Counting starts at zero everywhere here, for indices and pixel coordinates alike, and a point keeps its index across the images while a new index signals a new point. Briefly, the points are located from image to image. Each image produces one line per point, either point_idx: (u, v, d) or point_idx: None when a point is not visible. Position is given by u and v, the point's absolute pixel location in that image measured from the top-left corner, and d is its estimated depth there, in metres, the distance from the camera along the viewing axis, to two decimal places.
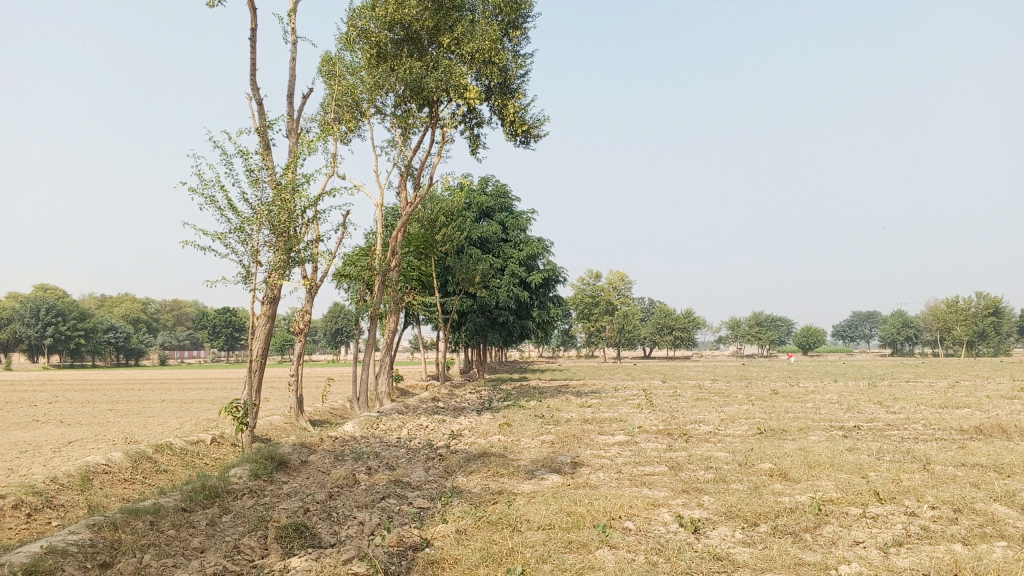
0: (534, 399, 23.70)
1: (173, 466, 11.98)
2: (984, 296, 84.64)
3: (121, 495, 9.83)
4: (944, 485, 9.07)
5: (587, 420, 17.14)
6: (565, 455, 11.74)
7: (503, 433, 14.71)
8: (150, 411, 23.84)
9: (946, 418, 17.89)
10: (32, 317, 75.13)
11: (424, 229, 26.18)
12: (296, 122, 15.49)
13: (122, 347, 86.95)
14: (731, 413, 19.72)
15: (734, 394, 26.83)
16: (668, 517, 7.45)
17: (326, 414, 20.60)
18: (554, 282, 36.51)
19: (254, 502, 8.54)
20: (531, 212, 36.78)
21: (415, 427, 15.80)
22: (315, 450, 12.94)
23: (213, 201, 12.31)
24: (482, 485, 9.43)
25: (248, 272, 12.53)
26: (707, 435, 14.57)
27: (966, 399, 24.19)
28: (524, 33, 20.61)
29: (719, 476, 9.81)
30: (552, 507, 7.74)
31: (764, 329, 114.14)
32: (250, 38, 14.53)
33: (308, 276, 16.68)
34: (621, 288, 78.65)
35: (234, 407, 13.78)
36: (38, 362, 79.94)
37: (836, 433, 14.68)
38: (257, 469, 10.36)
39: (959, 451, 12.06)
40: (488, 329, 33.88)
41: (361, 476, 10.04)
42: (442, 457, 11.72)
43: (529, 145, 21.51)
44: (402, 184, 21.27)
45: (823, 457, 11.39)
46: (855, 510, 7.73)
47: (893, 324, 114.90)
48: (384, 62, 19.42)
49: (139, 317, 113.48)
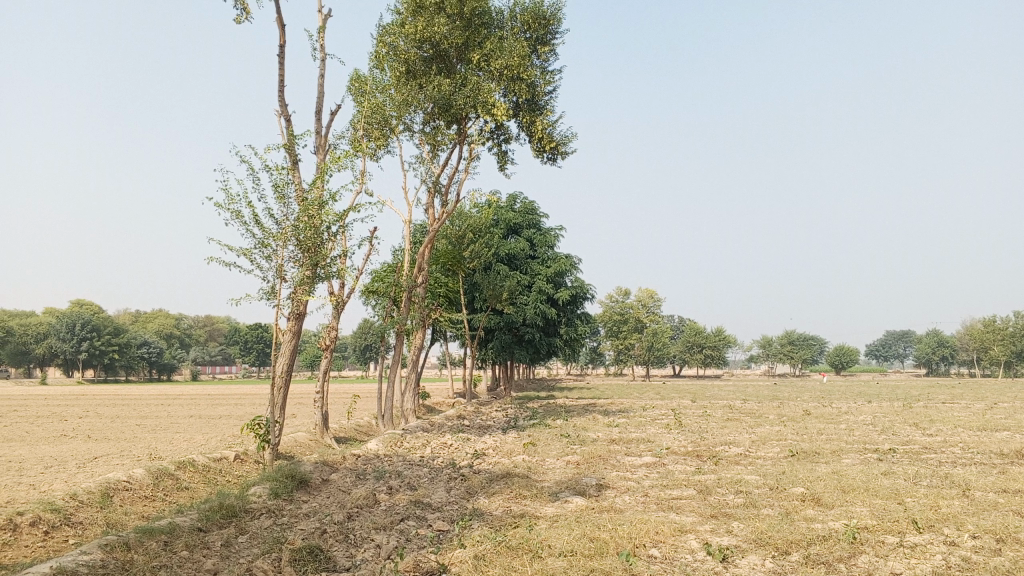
0: (561, 418, 23.41)
1: (195, 484, 11.91)
2: (1022, 316, 82.95)
3: (140, 513, 9.75)
4: (985, 513, 8.69)
5: (614, 440, 16.84)
6: (590, 477, 11.48)
7: (528, 453, 14.47)
8: (177, 427, 23.87)
9: (986, 441, 17.35)
10: (67, 332, 76.06)
11: (452, 246, 26.06)
12: (323, 139, 15.48)
13: (155, 362, 87.81)
14: (762, 434, 19.32)
15: (766, 415, 26.33)
16: (695, 545, 7.18)
17: (350, 432, 20.47)
18: (582, 299, 36.27)
19: (270, 523, 8.39)
20: (559, 229, 36.60)
21: (439, 445, 15.61)
22: (338, 468, 12.78)
23: (239, 216, 12.30)
24: (504, 508, 9.21)
25: (273, 289, 12.47)
26: (737, 457, 14.21)
27: (1006, 421, 23.48)
28: (553, 49, 20.48)
29: (749, 501, 9.50)
30: (574, 532, 7.50)
31: (796, 347, 112.64)
32: (278, 55, 14.58)
33: (334, 293, 16.61)
34: (650, 305, 77.97)
35: (256, 424, 13.68)
36: (72, 376, 80.98)
37: (871, 457, 14.25)
38: (277, 487, 10.22)
39: (1000, 476, 11.62)
40: (515, 346, 33.69)
41: (382, 496, 9.87)
42: (465, 477, 11.51)
43: (556, 162, 21.37)
44: (430, 200, 21.21)
45: (858, 481, 11.01)
46: (892, 539, 7.39)
47: (927, 343, 112.87)
48: (413, 79, 19.44)
49: (172, 333, 114.63)
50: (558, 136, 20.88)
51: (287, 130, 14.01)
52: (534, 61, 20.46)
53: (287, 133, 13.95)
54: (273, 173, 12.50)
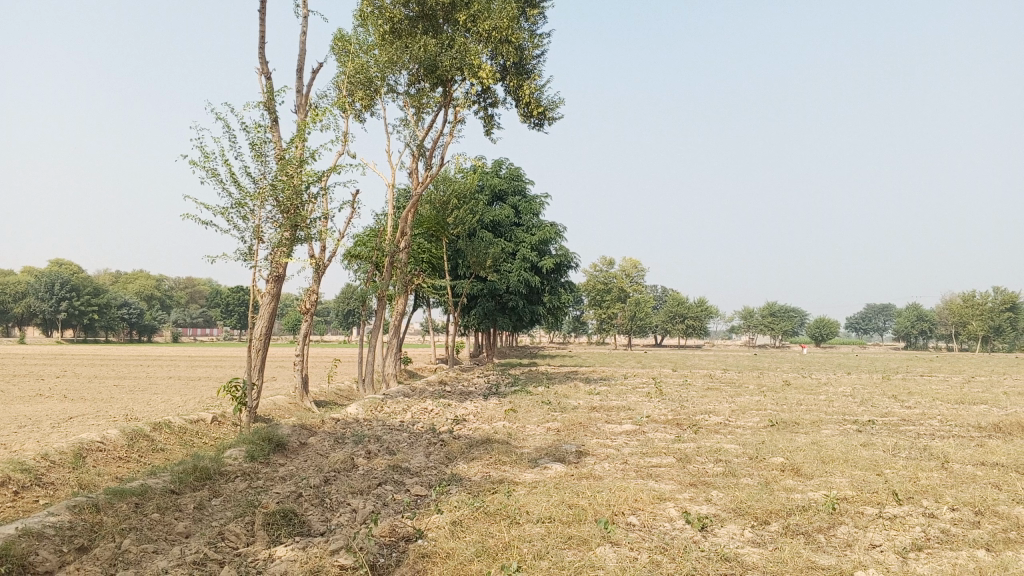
0: (542, 385, 23.38)
1: (171, 445, 11.75)
2: (1001, 292, 83.70)
3: (113, 475, 9.59)
4: (964, 486, 8.69)
5: (595, 408, 16.80)
6: (570, 444, 11.42)
7: (508, 420, 14.40)
8: (155, 388, 23.66)
9: (963, 414, 17.48)
10: (47, 292, 75.26)
11: (437, 212, 25.80)
12: (305, 97, 15.15)
13: (136, 324, 87.24)
14: (742, 404, 19.37)
15: (746, 385, 26.43)
16: (674, 513, 7.12)
17: (331, 396, 20.34)
18: (566, 267, 36.17)
19: (245, 486, 8.26)
20: (544, 197, 36.32)
21: (419, 410, 15.50)
22: (316, 432, 12.65)
23: (215, 174, 12.02)
24: (483, 473, 9.12)
25: (250, 250, 12.21)
26: (717, 426, 14.20)
27: (983, 395, 23.66)
28: (541, 11, 20.11)
29: (729, 470, 9.47)
30: (553, 498, 7.42)
31: (777, 319, 113.32)
32: (259, 10, 14.17)
33: (314, 255, 16.39)
34: (634, 275, 78.02)
35: (233, 387, 13.47)
36: (52, 336, 80.31)
37: (849, 428, 14.28)
38: (253, 450, 10.09)
39: (978, 449, 11.67)
40: (498, 314, 33.57)
41: (361, 460, 9.76)
42: (444, 443, 11.42)
43: (543, 127, 21.10)
44: (414, 164, 20.92)
45: (837, 452, 11.01)
46: (871, 509, 7.37)
47: (906, 317, 113.93)
48: (399, 39, 18.96)
49: (153, 295, 113.78)
50: (546, 101, 20.59)
51: (267, 86, 13.71)
52: (523, 23, 20.06)
53: (267, 90, 13.63)
54: (250, 131, 12.21)
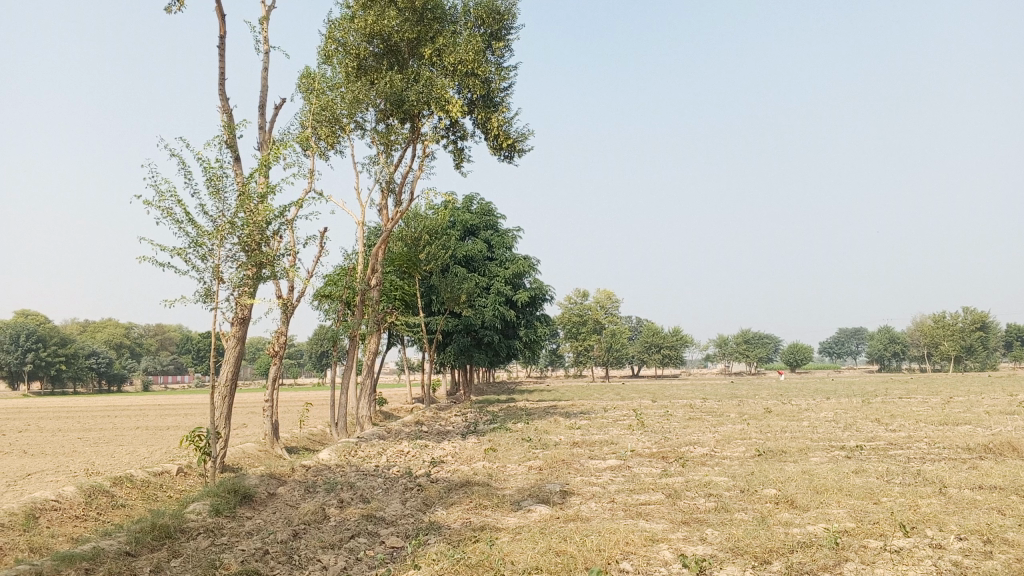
0: (522, 422, 22.87)
1: (133, 501, 11.10)
2: (971, 312, 84.48)
3: (68, 535, 8.94)
4: (967, 512, 8.32)
5: (577, 443, 16.30)
6: (554, 483, 10.92)
7: (488, 460, 13.87)
8: (121, 440, 22.80)
9: (951, 436, 17.18)
10: (12, 344, 73.38)
11: (409, 248, 25.38)
12: (267, 133, 14.77)
13: (105, 373, 85.40)
14: (726, 433, 18.97)
15: (727, 414, 26.06)
16: (669, 556, 6.67)
17: (303, 442, 19.68)
18: (541, 300, 35.84)
19: (207, 544, 7.69)
20: (516, 230, 36.09)
21: (395, 453, 14.93)
22: (286, 481, 12.05)
23: (170, 213, 11.54)
24: (463, 520, 8.62)
25: (210, 290, 11.71)
26: (703, 458, 13.80)
27: (966, 415, 23.44)
28: (507, 44, 19.95)
29: (721, 505, 9.03)
30: (538, 546, 6.94)
31: (752, 346, 113.48)
32: (218, 46, 13.81)
33: (282, 296, 15.90)
34: (609, 307, 77.69)
35: (196, 436, 12.84)
36: (17, 389, 78.18)
37: (838, 455, 13.92)
38: (218, 503, 9.50)
39: (973, 472, 11.33)
40: (474, 350, 33.07)
41: (333, 510, 9.20)
42: (422, 487, 10.87)
43: (513, 159, 20.84)
44: (383, 201, 20.54)
45: (830, 481, 10.60)
46: (876, 543, 6.97)
47: (879, 340, 114.74)
48: (364, 76, 18.75)
49: (122, 343, 111.59)
50: (515, 133, 20.36)
51: (226, 121, 13.33)
52: (489, 56, 19.89)
53: (227, 126, 13.22)
54: (206, 167, 11.77)
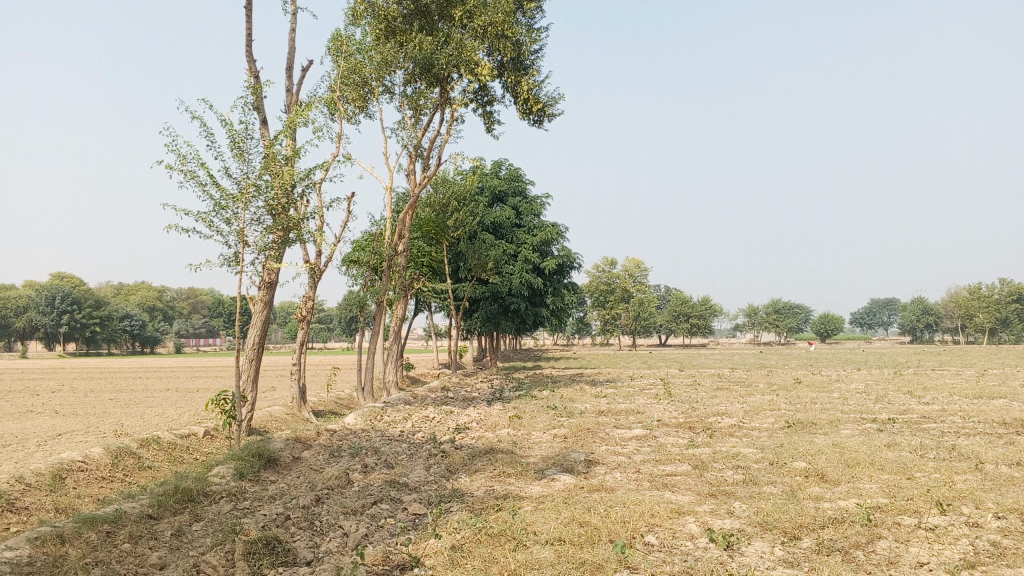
0: (548, 389, 22.77)
1: (159, 463, 11.16)
2: (1007, 283, 82.93)
3: (94, 497, 8.98)
4: (1004, 489, 8.07)
5: (603, 412, 16.17)
6: (579, 452, 10.80)
7: (513, 426, 13.78)
8: (151, 401, 23.08)
9: (986, 409, 16.82)
10: (48, 305, 74.68)
11: (436, 215, 25.22)
12: (294, 96, 14.60)
13: (138, 335, 86.68)
14: (754, 404, 18.73)
15: (755, 384, 25.79)
16: (695, 530, 6.51)
17: (330, 406, 19.77)
18: (569, 268, 35.57)
19: (229, 508, 7.66)
20: (545, 197, 35.76)
21: (420, 419, 14.90)
22: (310, 445, 12.04)
23: (193, 177, 11.44)
24: (486, 488, 8.53)
25: (235, 255, 11.64)
26: (731, 429, 13.59)
27: (1002, 389, 22.96)
28: (538, 5, 19.56)
29: (749, 478, 8.84)
30: (561, 516, 6.81)
31: (781, 316, 112.49)
32: (245, 6, 13.60)
33: (310, 261, 15.85)
34: (637, 275, 77.20)
35: (222, 399, 12.87)
36: (53, 350, 79.73)
37: (870, 427, 13.66)
38: (242, 467, 9.50)
39: (1010, 448, 11.02)
40: (501, 317, 32.97)
41: (356, 475, 9.15)
42: (445, 454, 10.79)
43: (543, 124, 20.52)
44: (410, 165, 20.35)
45: (861, 454, 10.37)
46: (910, 520, 6.77)
47: (912, 311, 113.20)
48: (393, 38, 18.45)
49: (155, 305, 113.10)
50: (545, 97, 20.02)
51: (252, 83, 13.18)
52: (520, 18, 19.52)
53: (252, 88, 13.07)
54: (230, 129, 11.65)
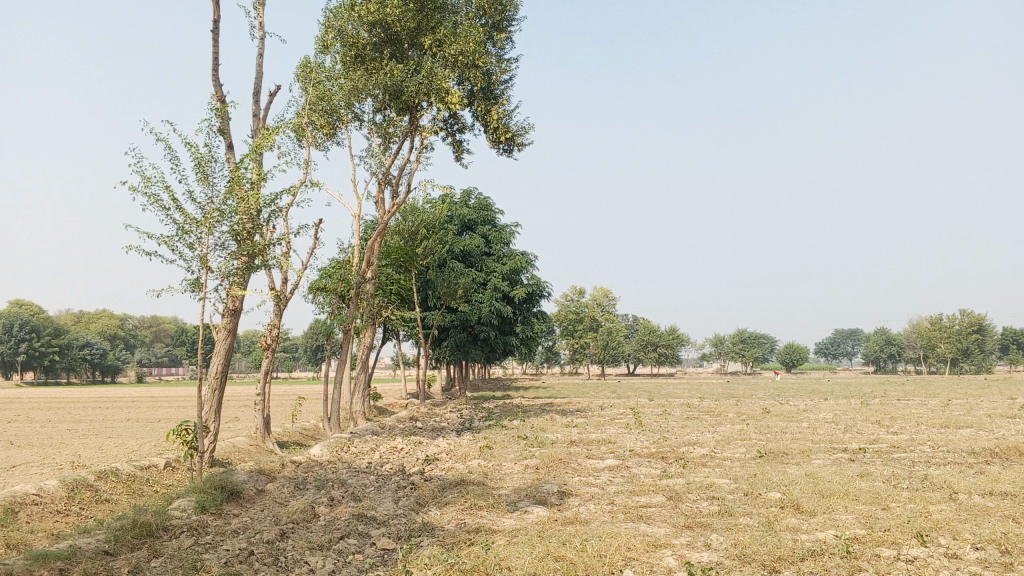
0: (517, 419, 22.55)
1: (117, 496, 10.76)
2: (968, 314, 84.46)
3: (47, 532, 8.60)
4: (980, 519, 8.03)
5: (574, 442, 15.99)
6: (551, 483, 10.61)
7: (483, 457, 13.55)
8: (110, 432, 22.45)
9: (954, 439, 16.90)
10: (5, 334, 72.81)
11: (406, 242, 25.04)
12: (262, 121, 14.43)
13: (99, 364, 84.85)
14: (725, 434, 18.66)
15: (724, 413, 25.80)
16: (673, 563, 6.36)
17: (295, 437, 19.37)
18: (538, 296, 35.51)
19: (190, 543, 7.36)
20: (515, 226, 35.76)
21: (388, 450, 14.61)
22: (275, 477, 11.71)
23: (157, 200, 11.18)
24: (457, 521, 8.30)
25: (197, 280, 11.36)
26: (703, 459, 13.48)
27: (966, 418, 23.19)
28: (509, 36, 19.65)
29: (724, 509, 8.71)
30: (536, 550, 6.62)
31: (747, 346, 113.30)
32: (213, 30, 13.44)
33: (276, 287, 15.58)
34: (605, 305, 77.49)
35: (184, 430, 12.52)
36: (11, 379, 77.85)
37: (841, 457, 13.63)
38: (204, 500, 9.17)
39: (980, 477, 11.02)
40: (470, 346, 32.73)
41: (322, 509, 8.87)
42: (414, 486, 10.54)
43: (513, 154, 20.51)
44: (380, 193, 20.21)
45: (835, 485, 10.29)
46: (888, 551, 6.68)
47: (875, 341, 114.72)
48: (363, 66, 18.37)
49: (116, 334, 111.01)
50: (515, 126, 20.02)
51: (218, 106, 12.99)
52: (490, 48, 19.58)
53: (219, 111, 12.88)
54: (195, 152, 11.42)
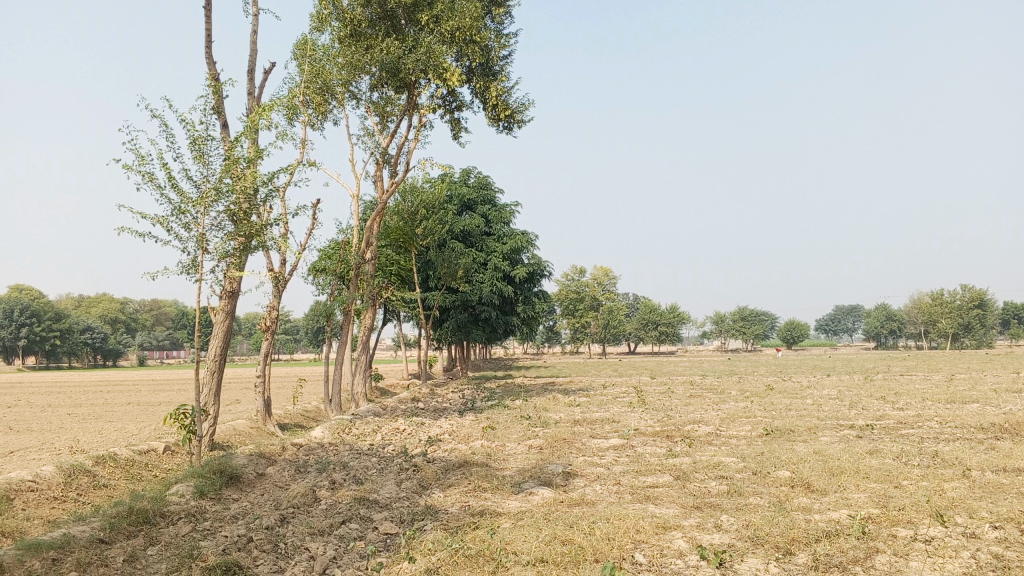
0: (519, 399, 22.40)
1: (115, 481, 10.60)
2: (969, 289, 84.16)
3: (43, 519, 8.44)
4: (996, 496, 7.84)
5: (577, 421, 15.80)
6: (556, 463, 10.44)
7: (487, 438, 13.36)
8: (110, 416, 22.32)
9: (962, 414, 16.70)
10: (5, 319, 72.63)
11: (405, 222, 24.75)
12: (256, 99, 14.12)
13: (100, 348, 84.71)
14: (730, 411, 18.46)
15: (728, 391, 25.61)
16: (684, 546, 6.17)
17: (296, 419, 19.22)
18: (539, 276, 35.31)
19: (187, 529, 7.18)
20: (514, 205, 35.41)
21: (390, 431, 14.42)
22: (275, 460, 11.53)
23: (152, 178, 10.89)
24: (461, 503, 8.14)
25: (194, 261, 11.12)
26: (709, 437, 13.28)
27: (973, 393, 22.99)
28: (507, 11, 19.30)
29: (733, 489, 8.54)
30: (542, 534, 6.44)
31: (748, 323, 113.16)
32: (205, 5, 13.13)
33: (274, 269, 15.35)
34: (606, 284, 77.18)
35: (182, 414, 12.32)
36: (13, 364, 77.91)
37: (849, 434, 13.43)
38: (203, 485, 9.00)
39: (993, 453, 10.83)
40: (471, 326, 32.53)
41: (324, 492, 8.70)
42: (417, 468, 10.37)
43: (513, 131, 20.22)
44: (378, 172, 19.91)
45: (845, 463, 10.10)
46: (904, 531, 6.50)
47: (876, 318, 114.54)
48: (359, 42, 18.00)
49: (117, 318, 111.09)
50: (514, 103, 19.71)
51: (212, 83, 12.69)
52: (488, 23, 19.24)
53: (213, 89, 12.59)
54: (191, 130, 11.14)
